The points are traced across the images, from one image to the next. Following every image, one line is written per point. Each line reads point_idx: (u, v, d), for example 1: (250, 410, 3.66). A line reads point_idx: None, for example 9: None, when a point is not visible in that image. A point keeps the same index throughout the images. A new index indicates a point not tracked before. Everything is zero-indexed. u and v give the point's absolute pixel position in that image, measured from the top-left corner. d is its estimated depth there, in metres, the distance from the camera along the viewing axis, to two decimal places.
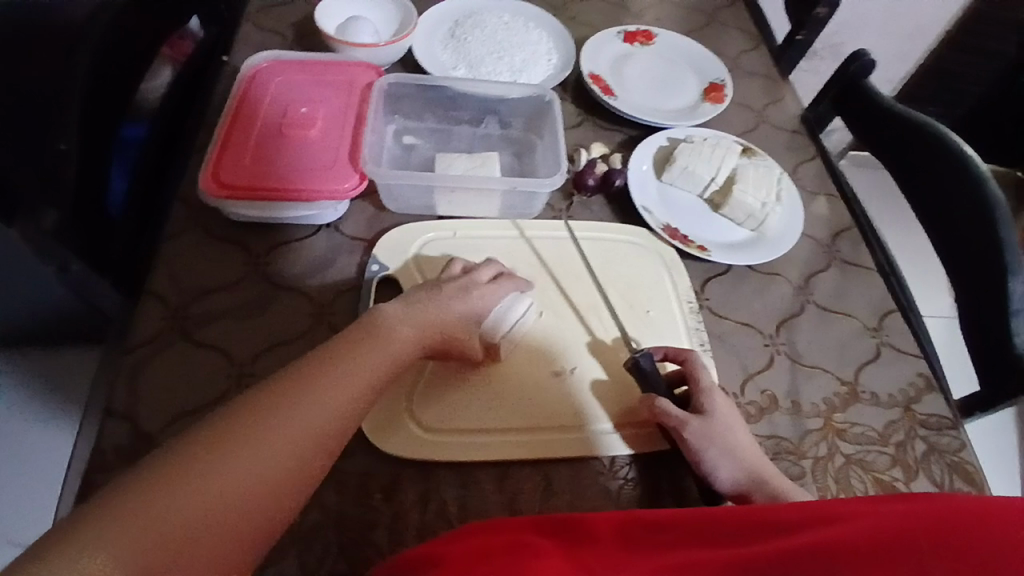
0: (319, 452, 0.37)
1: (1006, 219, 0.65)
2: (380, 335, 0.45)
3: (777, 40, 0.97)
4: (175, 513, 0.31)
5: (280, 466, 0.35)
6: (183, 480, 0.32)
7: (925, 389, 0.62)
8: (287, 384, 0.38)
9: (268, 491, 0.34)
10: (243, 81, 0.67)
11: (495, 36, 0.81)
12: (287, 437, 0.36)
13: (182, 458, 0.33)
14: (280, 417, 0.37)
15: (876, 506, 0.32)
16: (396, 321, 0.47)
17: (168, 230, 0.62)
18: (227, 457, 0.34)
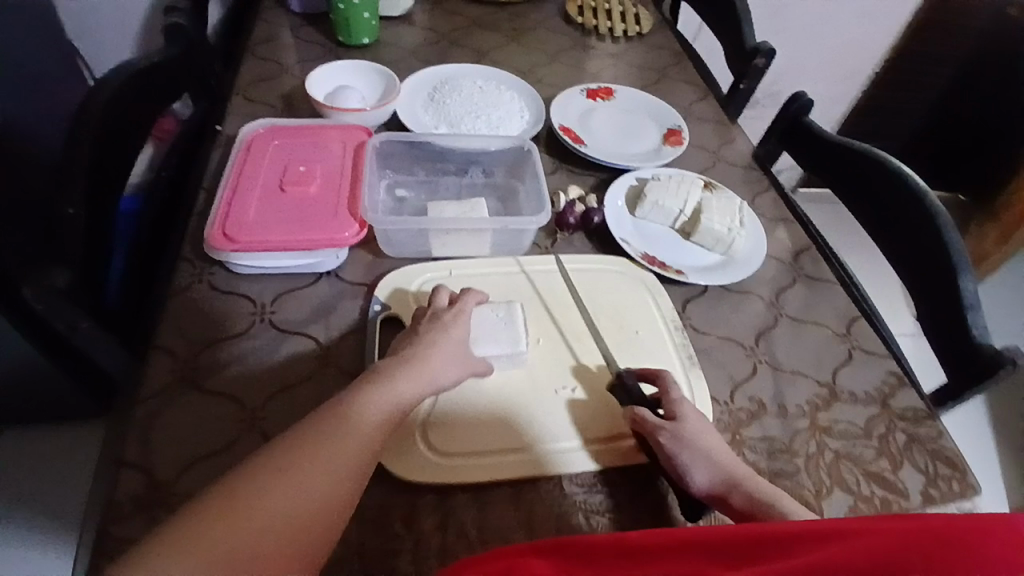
0: (344, 485, 0.44)
1: (948, 223, 0.72)
2: (390, 375, 0.51)
3: (723, 90, 1.07)
4: (229, 543, 0.39)
5: (311, 499, 0.42)
6: (232, 514, 0.40)
7: (897, 385, 0.67)
8: (307, 431, 0.45)
9: (302, 522, 0.41)
10: (244, 148, 0.73)
11: (472, 98, 0.88)
12: (312, 475, 0.43)
13: (233, 490, 0.41)
14: (304, 458, 0.43)
15: (864, 526, 0.31)
16: (403, 361, 0.52)
17: (173, 288, 0.65)
18: (266, 494, 0.41)
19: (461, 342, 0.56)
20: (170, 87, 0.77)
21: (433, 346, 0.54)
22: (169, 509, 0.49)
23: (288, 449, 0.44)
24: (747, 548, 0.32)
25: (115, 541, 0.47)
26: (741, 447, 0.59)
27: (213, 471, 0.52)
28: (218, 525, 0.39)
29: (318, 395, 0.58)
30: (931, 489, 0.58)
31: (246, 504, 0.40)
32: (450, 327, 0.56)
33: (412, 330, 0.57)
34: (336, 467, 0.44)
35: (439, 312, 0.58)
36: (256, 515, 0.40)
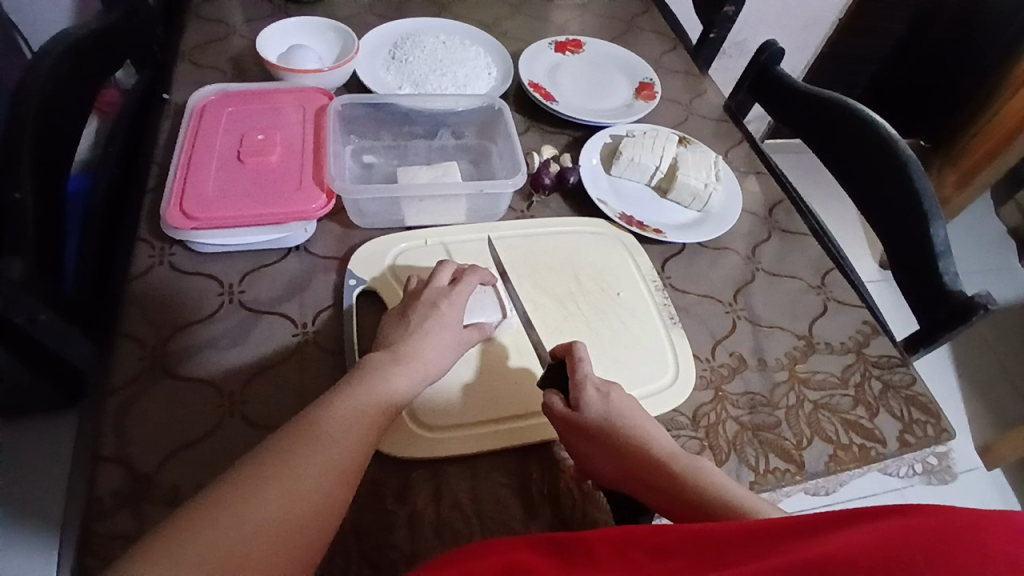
0: (336, 487, 0.42)
1: (919, 172, 0.73)
2: (376, 372, 0.49)
3: (691, 40, 1.05)
4: (219, 552, 0.36)
5: (308, 501, 0.40)
6: (219, 523, 0.37)
7: (871, 333, 0.69)
8: (300, 430, 0.44)
9: (299, 524, 0.39)
10: (195, 116, 0.67)
11: (436, 54, 0.84)
12: (308, 475, 0.41)
13: (221, 498, 0.38)
14: (300, 458, 0.42)
15: (874, 523, 0.32)
16: (387, 358, 0.51)
17: (133, 270, 0.61)
18: (255, 500, 0.39)
19: (456, 327, 0.56)
20: (106, 52, 0.70)
21: (426, 335, 0.53)
22: (153, 502, 0.47)
23: (282, 450, 0.42)
24: (767, 540, 0.35)
25: (97, 539, 0.45)
26: (725, 402, 0.60)
27: (196, 461, 0.50)
28: (211, 530, 0.37)
29: (299, 376, 0.56)
30: (906, 433, 0.60)
31: (240, 507, 0.38)
32: (443, 313, 0.55)
33: (401, 318, 0.55)
34: (332, 467, 0.42)
35: (426, 298, 0.57)
36: (252, 518, 0.38)
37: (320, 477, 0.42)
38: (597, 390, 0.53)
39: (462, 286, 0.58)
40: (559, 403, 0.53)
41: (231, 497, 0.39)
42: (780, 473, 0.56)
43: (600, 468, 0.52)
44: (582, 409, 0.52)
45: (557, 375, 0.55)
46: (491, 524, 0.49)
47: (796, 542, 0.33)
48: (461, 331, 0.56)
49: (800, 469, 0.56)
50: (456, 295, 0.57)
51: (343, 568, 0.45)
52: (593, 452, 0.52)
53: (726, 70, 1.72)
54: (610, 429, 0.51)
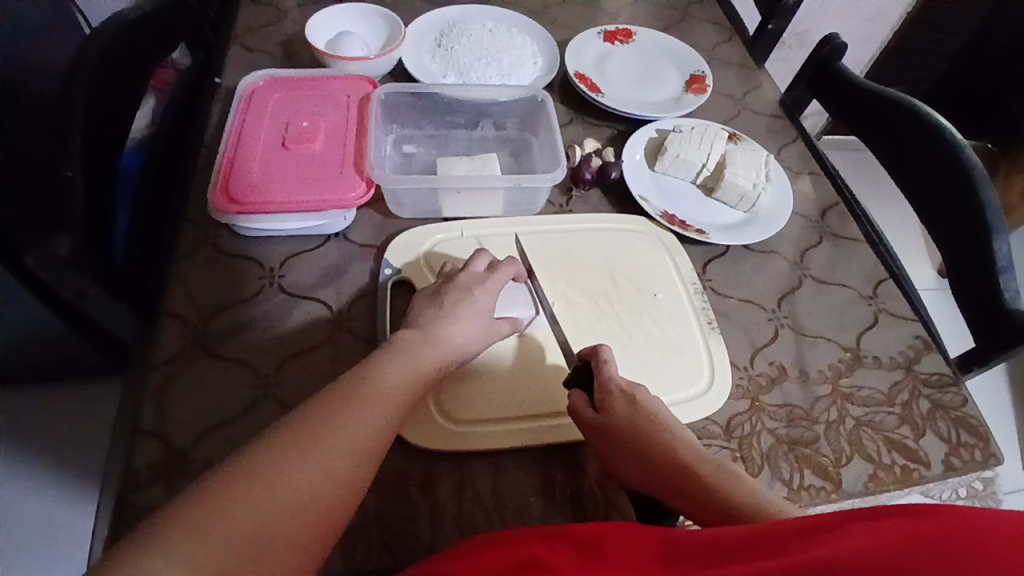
0: (360, 465, 0.42)
1: (984, 180, 0.68)
2: (400, 353, 0.49)
3: (749, 30, 1.00)
4: (240, 524, 0.36)
5: (332, 478, 0.40)
6: (244, 494, 0.37)
7: (923, 349, 0.65)
8: (331, 406, 0.43)
9: (325, 502, 0.39)
10: (242, 102, 0.69)
11: (482, 43, 0.83)
12: (338, 452, 0.41)
13: (244, 471, 0.38)
14: (330, 434, 0.41)
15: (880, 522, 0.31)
16: (413, 341, 0.51)
17: (179, 251, 0.63)
18: (279, 472, 0.38)
19: (487, 315, 0.55)
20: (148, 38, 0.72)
21: (457, 320, 0.53)
22: (187, 477, 0.49)
23: (314, 423, 0.42)
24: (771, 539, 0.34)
25: (133, 510, 0.47)
26: (761, 413, 0.58)
27: (229, 439, 0.51)
28: (243, 503, 0.36)
29: (332, 361, 0.57)
30: (952, 457, 0.57)
31: (272, 481, 0.38)
32: (476, 300, 0.55)
33: (433, 299, 0.55)
34: (361, 446, 0.42)
35: (462, 282, 0.57)
36: (282, 493, 0.38)
37: (349, 455, 0.41)
38: (621, 391, 0.53)
39: (498, 272, 0.58)
40: (587, 409, 0.52)
41: (254, 468, 0.38)
42: (814, 490, 0.54)
43: (624, 471, 0.50)
44: (610, 412, 0.51)
45: (584, 376, 0.55)
46: (512, 522, 0.49)
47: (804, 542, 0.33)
48: (491, 320, 0.56)
49: (836, 488, 0.54)
50: (490, 286, 0.57)
51: (364, 555, 0.46)
52: (618, 458, 0.50)
53: (784, 62, 1.64)
54: (635, 430, 0.50)
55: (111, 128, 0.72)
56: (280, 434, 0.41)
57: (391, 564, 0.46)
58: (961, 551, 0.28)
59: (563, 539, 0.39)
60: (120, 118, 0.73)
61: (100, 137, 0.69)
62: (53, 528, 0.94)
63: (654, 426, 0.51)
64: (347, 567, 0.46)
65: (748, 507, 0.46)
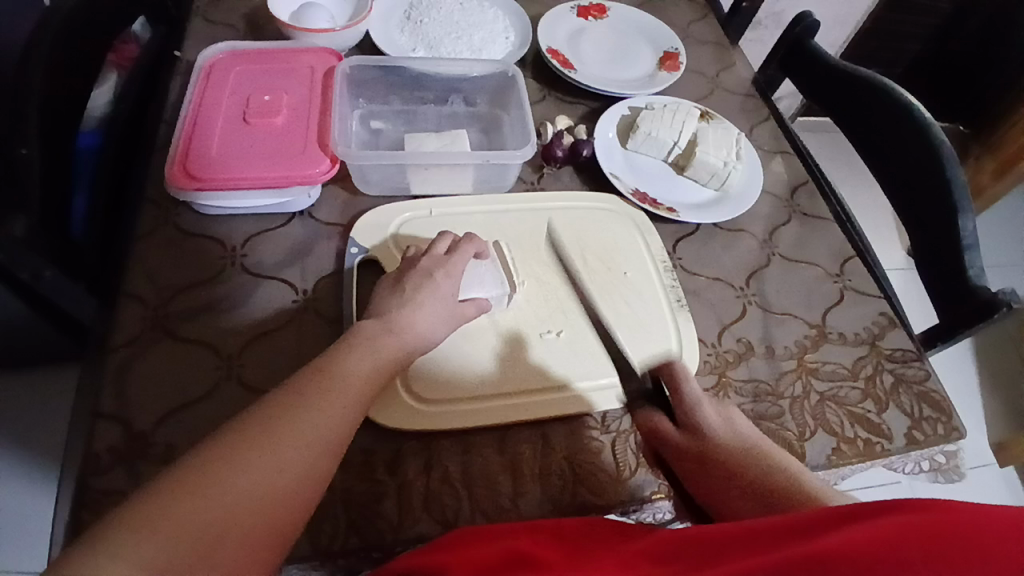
0: (323, 457, 0.41)
1: (951, 158, 0.69)
2: (363, 342, 0.48)
3: (722, 7, 0.99)
4: (198, 519, 0.35)
5: (292, 470, 0.39)
6: (201, 488, 0.36)
7: (888, 325, 0.66)
8: (293, 397, 0.42)
9: (287, 493, 0.39)
10: (200, 75, 0.67)
11: (452, 17, 0.81)
12: (296, 445, 0.40)
13: (201, 466, 0.37)
14: (291, 425, 0.41)
15: (877, 516, 0.31)
16: (377, 329, 0.50)
17: (139, 229, 0.61)
18: (237, 466, 0.37)
19: (451, 298, 0.55)
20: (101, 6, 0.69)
21: (421, 303, 0.53)
22: (149, 461, 0.48)
23: (272, 415, 0.41)
24: (766, 534, 0.34)
25: (95, 493, 0.46)
26: (728, 389, 0.59)
27: (192, 421, 0.50)
28: (199, 498, 0.35)
29: (298, 343, 0.56)
30: (914, 431, 0.58)
31: (229, 473, 0.37)
32: (439, 283, 0.55)
33: (395, 286, 0.54)
34: (321, 439, 0.42)
35: (424, 266, 0.56)
36: (240, 485, 0.37)
37: (308, 448, 0.41)
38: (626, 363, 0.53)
39: (458, 254, 0.57)
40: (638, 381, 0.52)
41: (211, 462, 0.37)
42: None
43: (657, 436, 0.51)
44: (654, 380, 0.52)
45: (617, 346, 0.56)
46: (480, 499, 0.49)
47: (791, 535, 0.33)
48: (456, 303, 0.55)
49: (800, 461, 0.55)
50: (452, 267, 0.56)
51: (331, 536, 0.46)
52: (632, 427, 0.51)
53: (760, 41, 1.63)
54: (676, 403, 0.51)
55: (67, 103, 0.69)
56: (241, 427, 0.40)
57: (359, 543, 0.46)
58: (949, 550, 0.28)
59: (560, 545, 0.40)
60: (77, 92, 0.71)
61: (55, 111, 0.66)
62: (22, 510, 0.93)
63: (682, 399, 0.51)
64: (314, 547, 0.45)
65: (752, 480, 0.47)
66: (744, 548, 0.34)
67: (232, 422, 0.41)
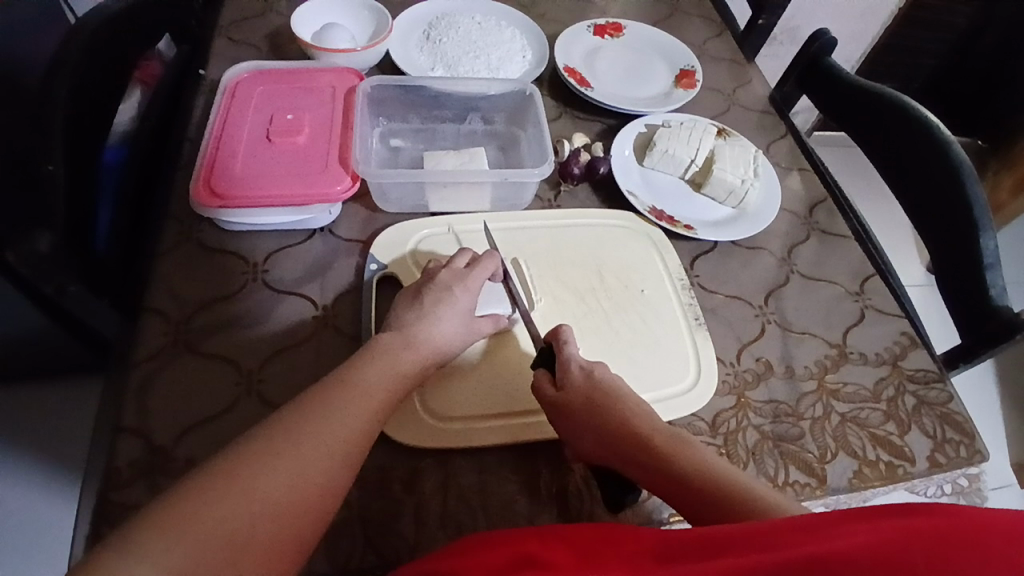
0: (342, 468, 0.41)
1: (972, 176, 0.69)
2: (379, 356, 0.49)
3: (739, 25, 1.00)
4: (216, 526, 0.35)
5: (310, 481, 0.39)
6: (218, 497, 0.36)
7: (909, 345, 0.65)
8: (311, 410, 0.43)
9: (306, 505, 0.39)
10: (225, 94, 0.68)
11: (470, 36, 0.82)
12: (315, 454, 0.40)
13: (217, 478, 0.37)
14: (308, 436, 0.41)
15: (878, 519, 0.31)
16: (393, 344, 0.50)
17: (162, 246, 0.62)
18: (257, 477, 0.38)
19: (467, 315, 0.55)
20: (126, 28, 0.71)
21: (436, 319, 0.53)
22: (169, 476, 0.49)
23: (289, 425, 0.41)
24: (767, 535, 0.33)
25: (115, 508, 0.47)
26: (747, 409, 0.58)
27: (212, 435, 0.51)
28: (219, 505, 0.36)
29: (317, 358, 0.57)
30: (937, 454, 0.57)
31: (246, 483, 0.37)
32: (456, 298, 0.55)
33: (414, 299, 0.55)
34: (339, 448, 0.42)
35: (441, 279, 0.56)
36: (257, 494, 0.37)
37: (326, 457, 0.41)
38: (580, 367, 0.53)
39: (476, 269, 0.57)
40: (549, 390, 0.52)
41: (230, 471, 0.37)
42: (799, 486, 0.54)
43: (581, 443, 0.50)
44: (569, 389, 0.52)
45: (548, 359, 0.55)
46: (496, 517, 0.49)
47: (794, 537, 0.32)
48: (472, 320, 0.55)
49: (821, 484, 0.54)
50: (471, 281, 0.56)
51: (348, 554, 0.46)
52: (575, 430, 0.50)
53: (775, 57, 1.63)
54: (591, 402, 0.50)
55: (93, 120, 0.71)
56: (260, 437, 0.40)
57: (376, 562, 0.46)
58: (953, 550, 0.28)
59: (564, 543, 0.39)
60: (104, 110, 0.72)
61: (83, 130, 0.68)
62: (43, 519, 0.94)
63: (607, 397, 0.51)
64: (331, 566, 0.45)
65: (702, 478, 0.46)
66: (747, 547, 0.33)
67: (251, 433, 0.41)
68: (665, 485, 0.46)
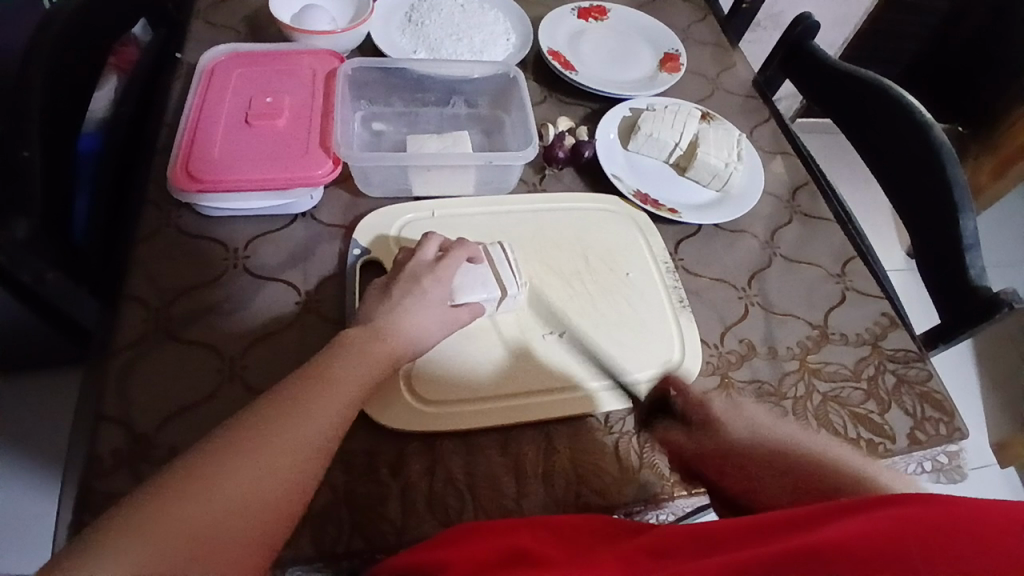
0: (314, 462, 0.41)
1: (951, 158, 0.69)
2: (349, 350, 0.48)
3: (722, 8, 1.00)
4: (184, 524, 0.35)
5: (280, 476, 0.39)
6: (186, 495, 0.35)
7: (890, 325, 0.66)
8: (278, 405, 0.42)
9: (277, 500, 0.38)
10: (202, 77, 0.67)
11: (452, 18, 0.81)
12: (283, 446, 0.40)
13: (184, 476, 0.36)
14: (278, 431, 0.40)
15: (872, 509, 0.31)
16: (364, 337, 0.50)
17: (141, 231, 0.61)
18: (226, 473, 0.37)
19: (440, 304, 0.54)
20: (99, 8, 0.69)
21: (407, 311, 0.52)
22: (152, 463, 0.48)
23: (258, 420, 0.41)
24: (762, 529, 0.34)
25: (98, 496, 0.46)
26: (731, 390, 0.59)
27: (195, 422, 0.50)
28: (190, 499, 0.35)
29: (299, 344, 0.56)
30: (917, 431, 0.58)
31: (215, 479, 0.37)
32: (426, 290, 0.54)
33: (383, 292, 0.54)
34: (307, 441, 0.41)
35: (411, 271, 0.55)
36: (226, 490, 0.37)
37: (300, 450, 0.40)
38: (694, 402, 0.51)
39: (447, 260, 0.57)
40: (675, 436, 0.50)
41: (199, 467, 0.37)
42: None
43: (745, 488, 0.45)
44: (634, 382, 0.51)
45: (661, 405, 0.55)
46: (483, 501, 0.49)
47: (789, 531, 0.32)
48: (447, 307, 0.54)
49: None
50: (440, 270, 0.56)
51: (335, 537, 0.46)
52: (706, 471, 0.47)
53: (759, 43, 1.64)
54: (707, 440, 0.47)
55: (67, 104, 0.69)
56: (229, 433, 0.40)
57: (363, 546, 0.46)
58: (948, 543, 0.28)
59: (556, 539, 0.39)
60: (78, 93, 0.71)
61: (56, 114, 0.67)
62: (24, 514, 0.93)
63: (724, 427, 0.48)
64: (318, 551, 0.45)
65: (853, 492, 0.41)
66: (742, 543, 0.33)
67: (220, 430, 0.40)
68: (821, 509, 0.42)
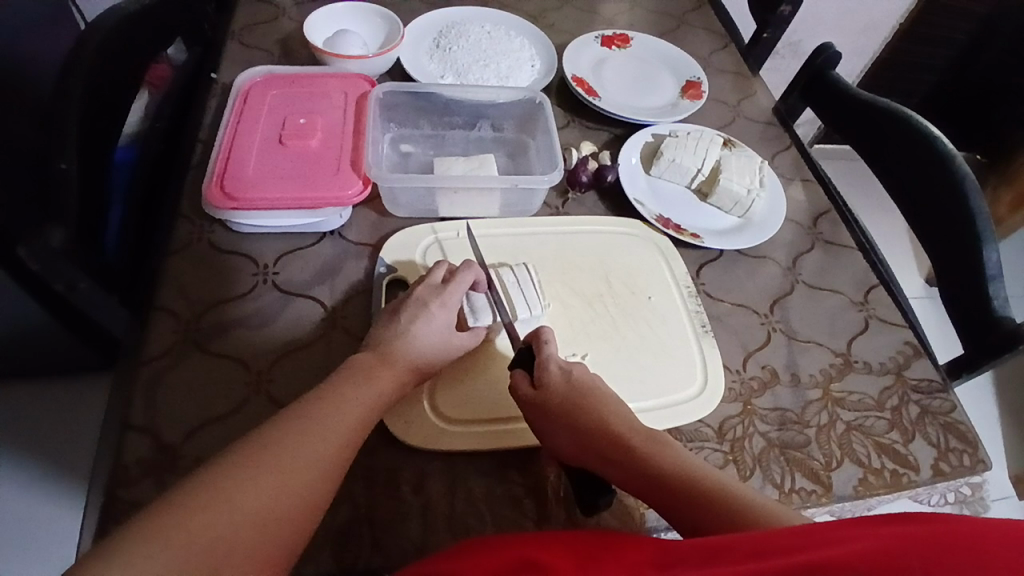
0: (324, 481, 0.41)
1: (974, 189, 0.69)
2: (362, 373, 0.49)
3: (743, 37, 1.01)
4: (199, 543, 0.35)
5: (291, 494, 0.39)
6: (198, 514, 0.36)
7: (912, 355, 0.66)
8: (290, 427, 0.43)
9: (288, 518, 0.39)
10: (239, 97, 0.69)
11: (480, 45, 0.83)
12: (297, 462, 0.41)
13: (197, 495, 0.37)
14: (290, 453, 0.41)
15: (878, 525, 0.32)
16: (376, 362, 0.50)
17: (173, 244, 0.62)
18: (237, 491, 0.38)
19: (446, 330, 0.54)
20: (138, 31, 0.72)
21: (419, 332, 0.52)
22: (177, 473, 0.49)
23: (270, 438, 0.41)
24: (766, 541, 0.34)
25: (122, 505, 0.47)
26: (753, 416, 0.59)
27: (222, 433, 0.51)
28: (202, 514, 0.36)
29: (324, 360, 0.57)
30: (941, 462, 0.58)
31: (227, 498, 0.37)
32: (433, 314, 0.54)
33: (390, 317, 0.54)
34: (323, 458, 0.42)
35: (419, 295, 0.55)
36: (236, 508, 0.37)
37: (311, 469, 0.41)
38: (558, 368, 0.53)
39: (454, 284, 0.56)
40: (525, 388, 0.52)
41: (211, 485, 0.37)
42: (805, 494, 0.54)
43: (559, 444, 0.51)
44: (547, 389, 0.52)
45: (526, 358, 0.55)
46: (504, 522, 0.49)
47: (797, 542, 0.33)
48: (452, 334, 0.54)
49: (827, 491, 0.54)
50: (449, 295, 0.55)
51: (356, 554, 0.46)
52: (552, 433, 0.51)
53: (778, 71, 1.66)
54: (570, 410, 0.51)
55: (106, 121, 0.72)
56: (242, 451, 0.40)
57: (384, 563, 0.46)
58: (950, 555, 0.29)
59: (566, 546, 0.39)
60: (116, 110, 0.73)
61: (95, 132, 0.69)
62: (42, 523, 0.94)
63: (589, 404, 0.52)
64: (337, 566, 0.45)
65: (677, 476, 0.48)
66: (750, 556, 0.33)
67: (234, 448, 0.41)
68: (650, 489, 0.48)
